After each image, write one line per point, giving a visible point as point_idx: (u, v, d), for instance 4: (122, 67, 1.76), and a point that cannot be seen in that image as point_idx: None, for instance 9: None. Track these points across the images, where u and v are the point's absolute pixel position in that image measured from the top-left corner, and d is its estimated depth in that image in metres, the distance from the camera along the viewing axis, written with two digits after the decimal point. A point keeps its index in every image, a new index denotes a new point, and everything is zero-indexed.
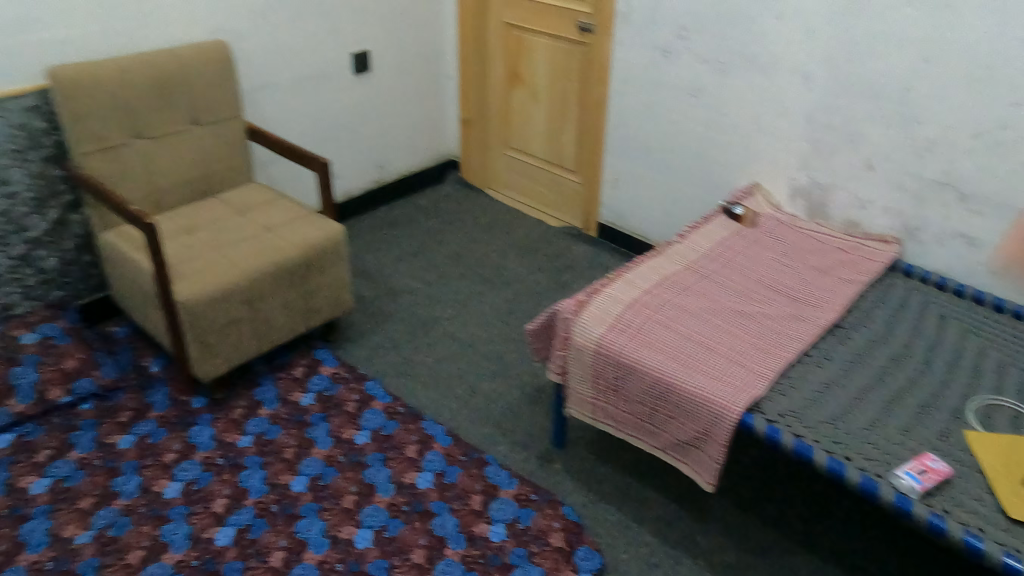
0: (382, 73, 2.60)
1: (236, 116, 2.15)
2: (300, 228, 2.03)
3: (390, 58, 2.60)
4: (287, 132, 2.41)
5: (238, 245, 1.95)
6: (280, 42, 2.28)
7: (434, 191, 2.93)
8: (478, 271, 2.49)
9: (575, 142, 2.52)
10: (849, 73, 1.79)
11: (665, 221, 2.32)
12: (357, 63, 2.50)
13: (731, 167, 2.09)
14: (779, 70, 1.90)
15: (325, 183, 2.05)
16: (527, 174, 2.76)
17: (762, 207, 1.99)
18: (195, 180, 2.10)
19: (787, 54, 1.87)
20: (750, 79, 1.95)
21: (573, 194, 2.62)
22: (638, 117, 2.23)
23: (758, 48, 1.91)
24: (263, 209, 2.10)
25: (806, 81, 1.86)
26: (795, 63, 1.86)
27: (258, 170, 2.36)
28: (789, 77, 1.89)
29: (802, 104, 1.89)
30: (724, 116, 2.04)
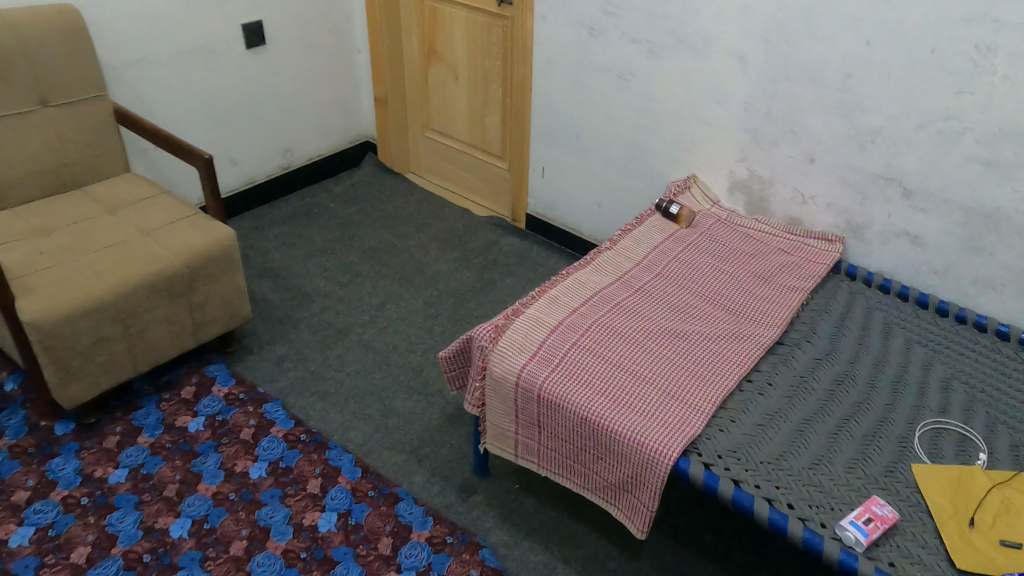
0: (281, 46, 2.32)
1: (99, 95, 1.86)
2: (184, 230, 1.75)
3: (289, 28, 2.31)
4: (169, 113, 2.12)
5: (104, 249, 1.66)
6: (150, 10, 1.97)
7: (349, 176, 2.68)
8: (395, 269, 2.27)
9: (499, 126, 2.32)
10: (787, 55, 1.59)
11: (595, 214, 2.14)
12: (248, 36, 2.21)
13: (665, 157, 1.91)
14: (714, 51, 1.68)
15: (209, 179, 1.79)
16: (450, 159, 2.55)
17: (699, 203, 1.83)
18: (52, 171, 1.81)
19: (722, 31, 1.65)
20: (683, 63, 1.75)
21: (500, 182, 2.43)
22: (564, 100, 2.02)
23: (691, 28, 1.69)
24: (141, 207, 1.82)
25: (743, 66, 1.66)
26: (732, 45, 1.65)
27: (137, 159, 2.07)
28: (723, 57, 1.68)
29: (738, 92, 1.70)
30: (656, 102, 1.84)
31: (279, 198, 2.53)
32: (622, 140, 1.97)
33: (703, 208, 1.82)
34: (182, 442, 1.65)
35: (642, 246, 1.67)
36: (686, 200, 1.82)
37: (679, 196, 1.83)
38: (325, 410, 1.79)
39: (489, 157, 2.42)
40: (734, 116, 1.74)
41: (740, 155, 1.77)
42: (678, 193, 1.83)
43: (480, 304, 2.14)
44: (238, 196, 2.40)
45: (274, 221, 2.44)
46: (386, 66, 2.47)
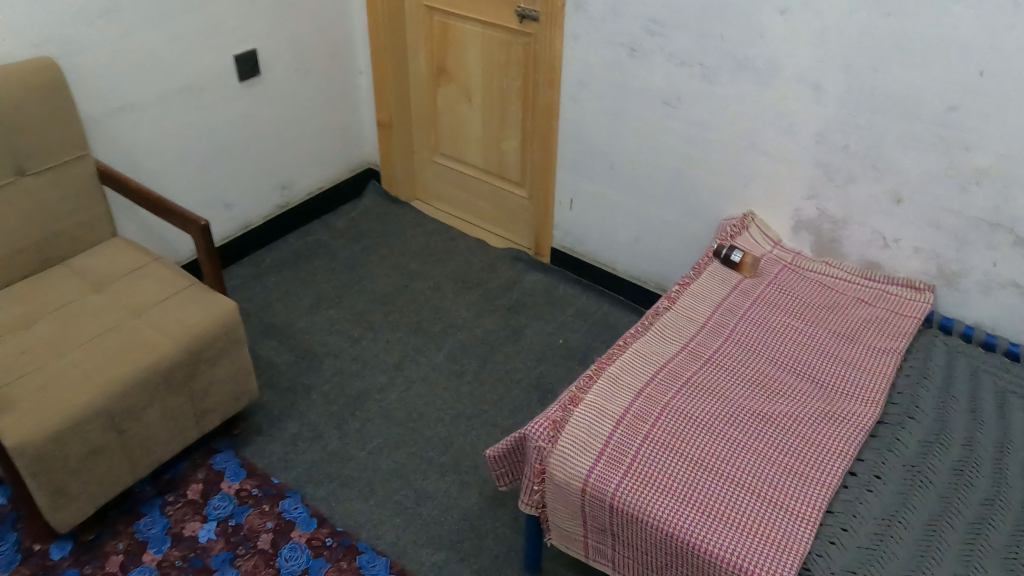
0: (277, 75, 2.07)
1: (82, 156, 1.61)
2: (178, 309, 1.52)
3: (285, 54, 2.06)
4: (157, 162, 1.88)
5: (92, 340, 1.43)
6: (131, 49, 1.72)
7: (351, 210, 2.44)
8: (411, 318, 2.05)
9: (519, 151, 2.07)
10: (873, 86, 1.41)
11: (631, 250, 1.91)
12: (241, 67, 1.96)
13: (716, 190, 1.69)
14: (785, 77, 1.48)
15: (206, 249, 1.55)
16: (464, 186, 2.31)
17: (760, 243, 1.62)
18: (29, 250, 1.56)
19: (796, 56, 1.45)
20: (745, 90, 1.54)
21: (520, 212, 2.19)
22: (599, 128, 1.78)
23: (755, 50, 1.49)
24: (129, 281, 1.59)
25: (819, 95, 1.46)
26: (807, 69, 1.45)
27: (122, 218, 1.82)
28: (795, 84, 1.48)
29: (813, 124, 1.50)
30: (711, 132, 1.62)
31: (277, 239, 2.30)
32: (664, 171, 1.74)
33: (766, 249, 1.62)
34: (192, 557, 1.46)
35: (709, 306, 1.47)
36: (745, 241, 1.61)
37: (737, 237, 1.62)
38: (353, 499, 1.59)
39: (508, 184, 2.17)
40: (807, 149, 1.53)
41: (808, 192, 1.57)
42: (736, 233, 1.62)
43: (509, 357, 1.92)
44: (233, 242, 2.16)
45: (275, 268, 2.21)
46: (391, 87, 2.22)
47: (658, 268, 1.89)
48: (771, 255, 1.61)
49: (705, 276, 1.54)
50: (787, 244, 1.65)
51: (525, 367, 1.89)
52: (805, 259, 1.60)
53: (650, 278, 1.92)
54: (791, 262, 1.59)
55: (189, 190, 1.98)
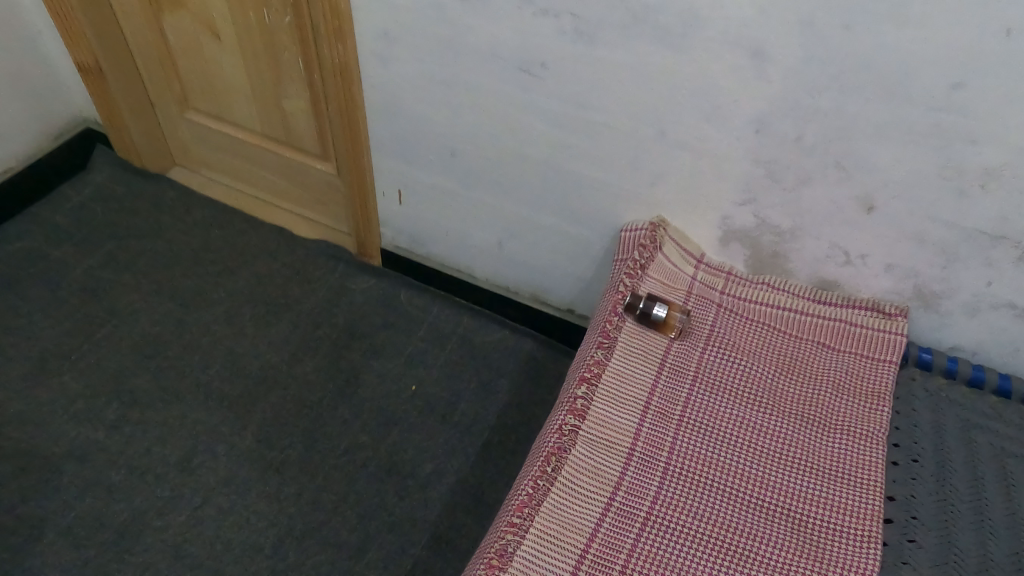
0: None
1: None
2: None
3: None
4: None
5: None
6: None
7: (75, 191, 1.71)
8: (195, 376, 1.43)
9: (312, 115, 1.41)
10: (843, 55, 0.89)
11: (492, 256, 1.36)
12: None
13: (609, 189, 1.15)
14: (709, 39, 0.92)
15: None
16: (244, 154, 1.63)
17: (678, 274, 1.14)
18: None
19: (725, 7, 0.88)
20: (647, 53, 0.96)
21: (330, 191, 1.55)
22: (424, 100, 1.17)
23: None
24: None
25: (759, 68, 0.93)
26: (742, 29, 0.90)
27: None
28: (724, 47, 0.92)
29: (750, 108, 0.98)
30: (600, 115, 1.06)
31: None
32: (527, 161, 1.17)
33: (686, 285, 1.13)
34: None
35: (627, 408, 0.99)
36: (660, 275, 1.12)
37: (648, 268, 1.11)
38: None
39: (306, 157, 1.52)
40: (744, 142, 1.02)
41: (743, 197, 1.08)
42: (649, 262, 1.10)
43: (342, 425, 1.36)
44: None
45: None
46: (84, 20, 1.42)
47: (534, 277, 1.35)
48: (695, 290, 1.13)
49: (618, 350, 1.03)
50: (712, 261, 1.19)
51: (369, 437, 1.35)
52: (742, 291, 1.14)
53: (521, 289, 1.39)
54: (723, 302, 1.13)
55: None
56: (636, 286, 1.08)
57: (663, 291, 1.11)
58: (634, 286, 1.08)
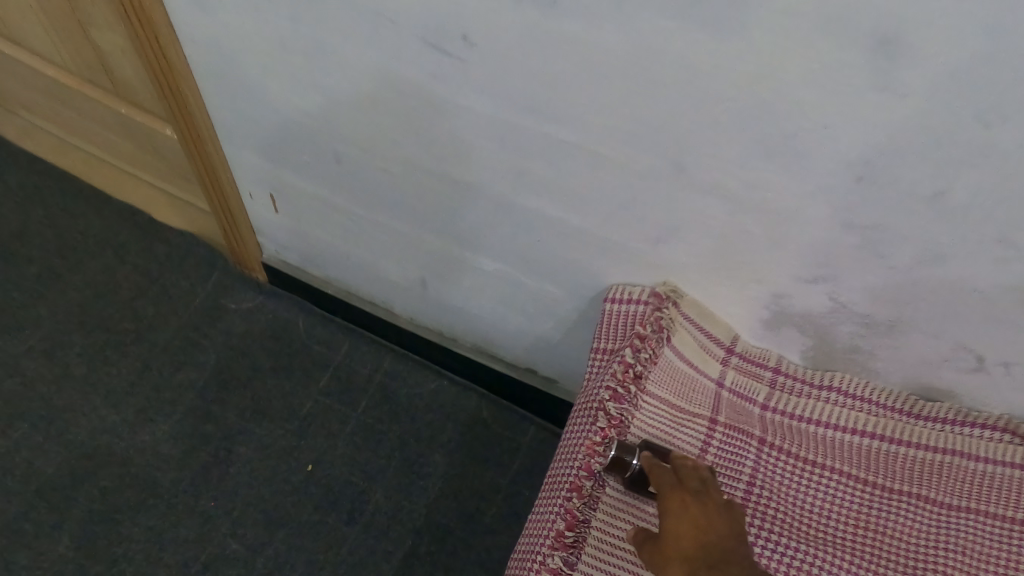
0: None
1: None
2: None
3: None
4: None
5: None
6: None
7: None
8: None
9: (128, 61, 0.90)
10: None
11: (413, 294, 0.90)
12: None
13: (586, 237, 0.69)
14: (794, 10, 0.45)
15: None
16: (61, 104, 1.11)
17: (696, 383, 0.72)
18: None
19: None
20: (660, 27, 0.48)
21: (181, 170, 1.05)
22: (271, 72, 0.69)
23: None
24: None
25: (889, 71, 0.45)
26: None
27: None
28: (822, 29, 0.45)
29: (851, 143, 0.51)
30: (569, 130, 0.59)
31: None
32: (450, 184, 0.71)
33: (707, 405, 0.71)
34: None
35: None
36: (665, 390, 0.69)
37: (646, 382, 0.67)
38: None
39: (141, 115, 0.99)
40: (835, 191, 0.55)
41: (813, 272, 0.63)
42: (650, 369, 0.68)
43: (202, 524, 0.95)
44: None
45: None
46: None
47: (474, 328, 0.90)
48: (722, 411, 0.71)
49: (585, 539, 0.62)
50: (751, 349, 0.75)
51: (241, 546, 0.94)
52: (796, 410, 0.71)
53: (460, 337, 0.94)
54: (767, 433, 0.70)
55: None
56: (626, 423, 0.65)
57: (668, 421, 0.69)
58: (622, 421, 0.65)
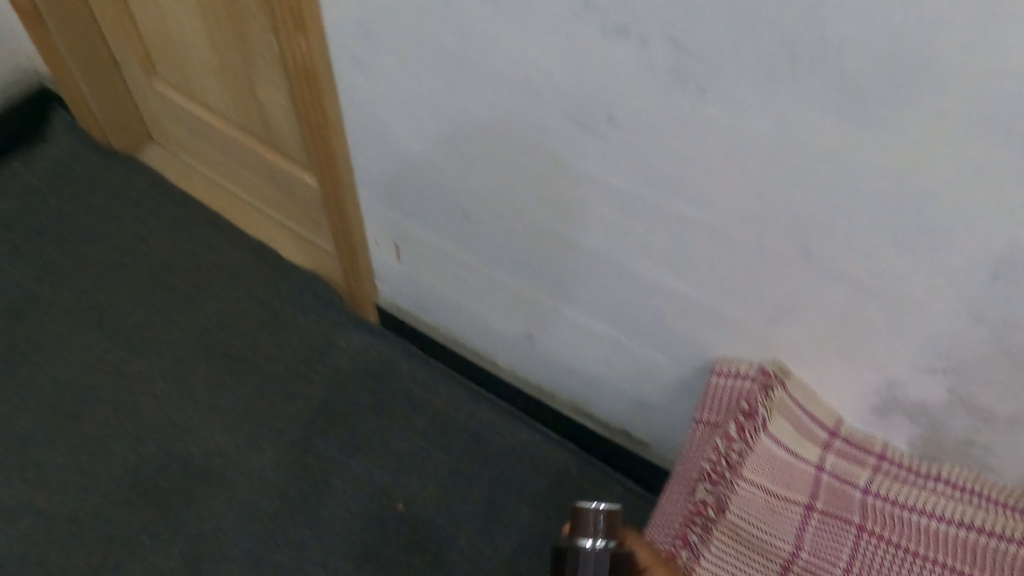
0: None
1: None
2: None
3: None
4: None
5: None
6: None
7: (25, 169, 1.36)
8: (123, 456, 1.08)
9: (289, 112, 1.02)
10: None
11: (519, 348, 0.93)
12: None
13: (695, 309, 0.72)
14: (945, 109, 0.46)
15: None
16: (219, 146, 1.25)
17: (795, 468, 0.71)
18: None
19: (1004, 49, 0.42)
20: (807, 119, 0.52)
21: (316, 209, 1.16)
22: (420, 132, 0.76)
23: (858, 32, 0.46)
24: None
25: None
26: (1019, 97, 0.43)
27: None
28: (968, 134, 0.47)
29: (992, 241, 0.51)
30: (698, 208, 0.63)
31: None
32: (572, 247, 0.75)
33: (805, 490, 0.70)
34: None
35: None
36: (762, 475, 0.70)
37: (744, 466, 0.70)
38: None
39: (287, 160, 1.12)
40: (967, 286, 0.55)
41: (936, 363, 0.63)
42: (745, 452, 0.71)
43: (299, 550, 1.00)
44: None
45: None
46: None
47: (574, 386, 0.93)
48: (820, 496, 0.70)
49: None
50: (856, 434, 0.74)
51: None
52: (899, 499, 0.68)
53: (558, 393, 0.97)
54: (866, 520, 0.68)
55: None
56: (723, 505, 0.69)
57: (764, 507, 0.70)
58: (719, 505, 0.70)
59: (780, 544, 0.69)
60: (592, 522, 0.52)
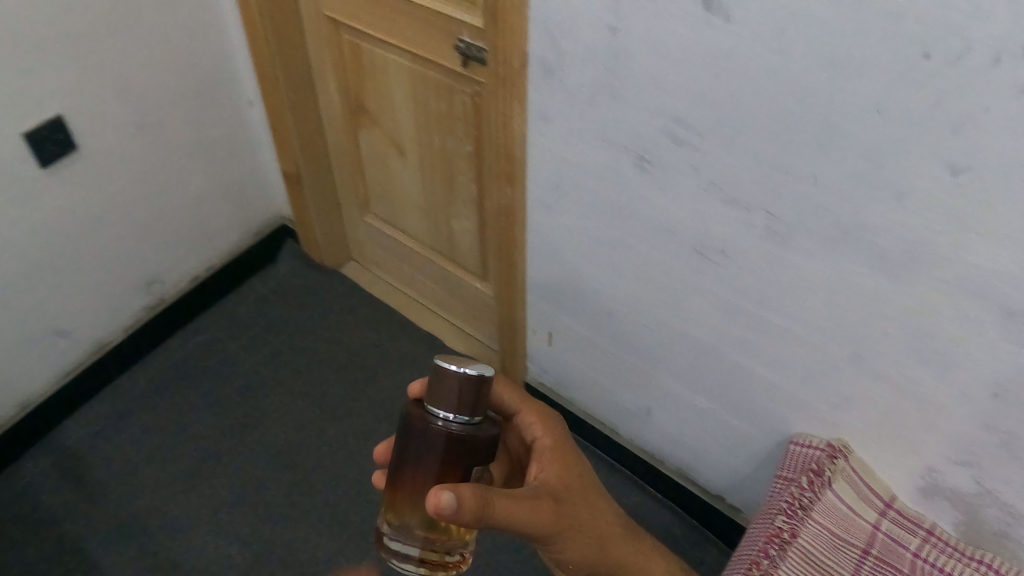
0: (105, 139, 1.44)
1: None
2: None
3: (116, 107, 1.43)
4: None
5: None
6: None
7: (261, 284, 1.83)
8: (323, 496, 1.41)
9: (475, 237, 1.43)
10: None
11: (639, 420, 1.22)
12: (39, 148, 1.33)
13: (778, 393, 0.99)
14: (944, 278, 0.76)
15: None
16: (409, 262, 1.66)
17: (857, 522, 0.94)
18: None
19: (981, 256, 0.72)
20: (859, 274, 0.82)
21: (483, 310, 1.53)
22: (587, 255, 1.11)
23: (878, 220, 0.77)
24: None
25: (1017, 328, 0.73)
26: (987, 280, 0.73)
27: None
28: (966, 299, 0.76)
29: (989, 372, 0.78)
30: (784, 318, 0.92)
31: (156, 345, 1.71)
32: (691, 344, 1.05)
33: (864, 538, 0.93)
34: None
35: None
36: (828, 521, 0.93)
37: (813, 509, 0.93)
38: None
39: (465, 274, 1.52)
40: (975, 401, 0.81)
41: (963, 457, 0.86)
42: (817, 501, 0.93)
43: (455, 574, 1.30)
44: (79, 376, 1.57)
45: (154, 391, 1.62)
46: (292, 132, 1.59)
47: (681, 454, 1.20)
48: (876, 546, 0.93)
49: (402, 496, 0.68)
50: (908, 509, 0.96)
51: None
52: (941, 565, 0.90)
53: (668, 461, 1.24)
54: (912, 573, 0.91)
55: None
56: (795, 532, 0.92)
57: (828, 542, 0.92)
58: (793, 531, 0.93)
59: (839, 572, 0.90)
60: (454, 385, 0.66)
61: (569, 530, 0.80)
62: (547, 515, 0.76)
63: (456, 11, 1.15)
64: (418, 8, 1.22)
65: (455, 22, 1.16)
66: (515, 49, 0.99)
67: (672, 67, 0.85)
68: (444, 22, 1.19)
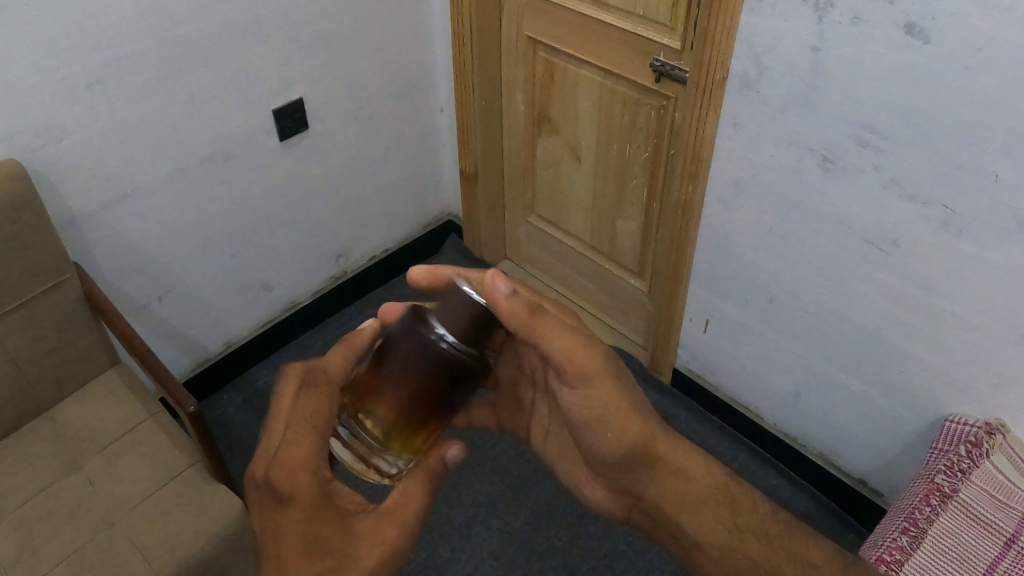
0: (330, 126, 1.70)
1: (68, 274, 1.25)
2: (182, 507, 1.17)
3: (343, 100, 1.69)
4: (182, 243, 1.55)
5: (69, 524, 1.15)
6: (138, 111, 1.35)
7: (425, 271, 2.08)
8: (482, 449, 1.57)
9: (639, 236, 1.62)
10: None
11: (786, 404, 1.39)
12: (281, 123, 1.59)
13: (934, 373, 1.12)
14: None
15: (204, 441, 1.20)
16: (566, 259, 1.87)
17: (1015, 491, 1.00)
18: (24, 396, 1.27)
19: None
20: None
21: (635, 306, 1.72)
22: (756, 246, 1.27)
23: None
24: (129, 443, 1.26)
25: None
26: None
27: (126, 311, 1.53)
28: None
29: None
30: (947, 301, 1.06)
31: (335, 311, 1.97)
32: (852, 329, 1.19)
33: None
34: None
35: (303, 441, 0.69)
36: (987, 485, 1.01)
37: (970, 474, 1.02)
38: None
39: (622, 272, 1.71)
40: None
41: None
42: (973, 466, 1.03)
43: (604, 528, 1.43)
44: (274, 326, 1.84)
45: None
46: (476, 137, 1.80)
47: (825, 437, 1.35)
48: None
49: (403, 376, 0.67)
50: None
51: (627, 549, 1.40)
52: None
53: (810, 444, 1.39)
54: None
55: (209, 268, 1.63)
56: (955, 487, 1.00)
57: (988, 502, 0.99)
58: (953, 488, 1.00)
59: (1002, 527, 0.96)
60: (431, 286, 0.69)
61: (613, 391, 0.76)
62: (593, 361, 0.74)
63: (656, 33, 1.34)
64: (617, 31, 1.41)
65: (653, 43, 1.35)
66: (718, 63, 1.15)
67: (868, 80, 1.00)
68: (643, 42, 1.38)
